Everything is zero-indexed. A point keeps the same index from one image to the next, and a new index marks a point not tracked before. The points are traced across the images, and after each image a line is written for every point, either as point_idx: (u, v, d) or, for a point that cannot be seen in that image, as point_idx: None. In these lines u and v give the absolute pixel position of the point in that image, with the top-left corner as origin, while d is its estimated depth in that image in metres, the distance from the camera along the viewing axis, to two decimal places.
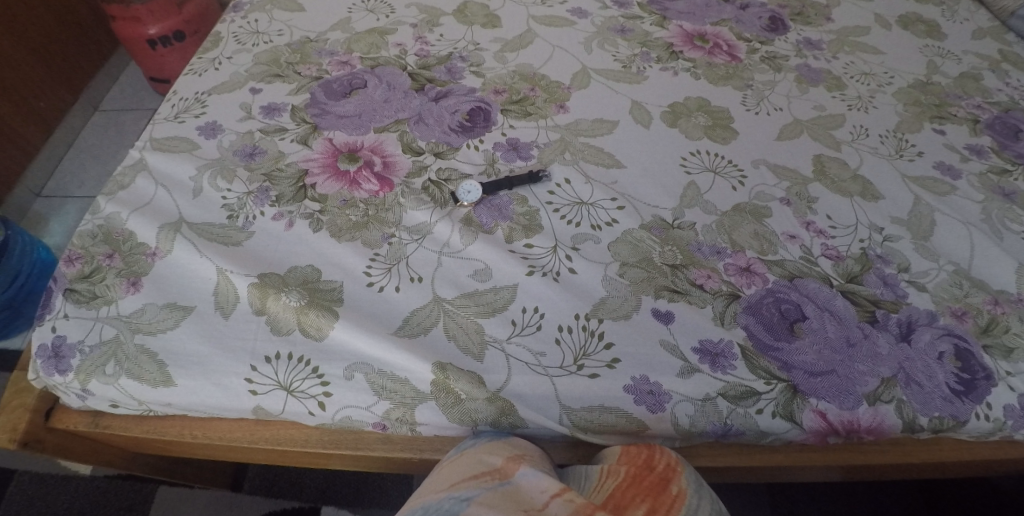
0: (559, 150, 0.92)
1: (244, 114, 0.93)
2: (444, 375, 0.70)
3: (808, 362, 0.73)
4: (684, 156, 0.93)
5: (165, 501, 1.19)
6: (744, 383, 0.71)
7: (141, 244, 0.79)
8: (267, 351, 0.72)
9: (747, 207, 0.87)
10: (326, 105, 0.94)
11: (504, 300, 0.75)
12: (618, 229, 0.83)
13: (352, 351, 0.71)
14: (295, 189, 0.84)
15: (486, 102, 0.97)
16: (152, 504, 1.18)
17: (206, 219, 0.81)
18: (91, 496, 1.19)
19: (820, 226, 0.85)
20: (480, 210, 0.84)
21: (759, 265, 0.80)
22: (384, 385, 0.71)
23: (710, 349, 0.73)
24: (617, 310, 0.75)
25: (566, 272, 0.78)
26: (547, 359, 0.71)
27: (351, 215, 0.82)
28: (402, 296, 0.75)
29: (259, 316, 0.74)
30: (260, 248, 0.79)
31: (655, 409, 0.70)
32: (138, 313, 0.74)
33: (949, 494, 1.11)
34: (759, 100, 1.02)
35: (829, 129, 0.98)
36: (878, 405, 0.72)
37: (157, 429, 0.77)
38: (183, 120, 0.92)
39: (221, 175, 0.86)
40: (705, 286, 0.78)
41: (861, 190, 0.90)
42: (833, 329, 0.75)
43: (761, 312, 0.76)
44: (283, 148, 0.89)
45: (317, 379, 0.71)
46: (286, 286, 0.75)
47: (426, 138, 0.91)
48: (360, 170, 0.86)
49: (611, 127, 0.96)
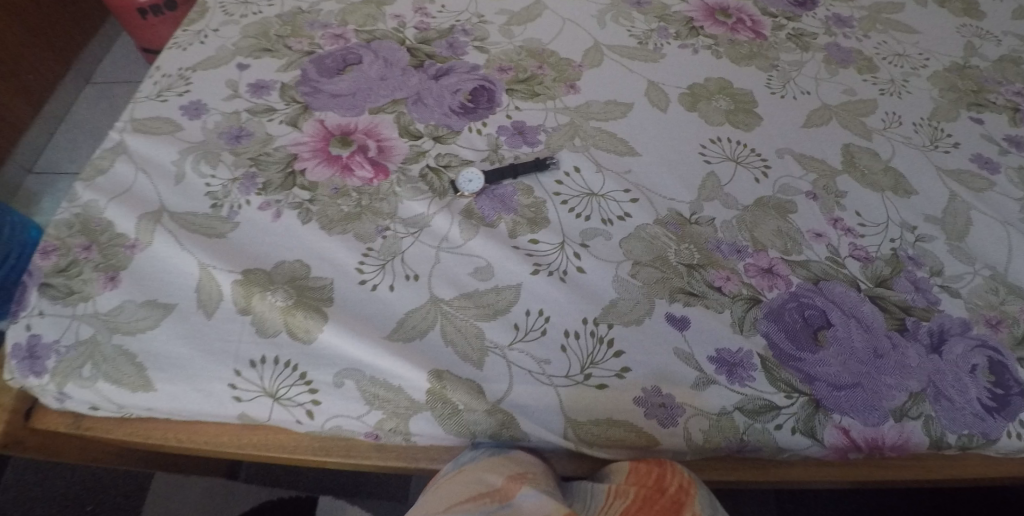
0: (568, 135, 0.86)
1: (230, 93, 0.87)
2: (441, 384, 0.65)
3: (832, 374, 0.68)
4: (703, 144, 0.86)
5: (163, 487, 1.16)
6: (763, 397, 0.66)
7: (120, 235, 0.74)
8: (252, 355, 0.67)
9: (770, 200, 0.81)
10: (318, 83, 0.87)
11: (506, 301, 0.70)
12: (631, 223, 0.77)
13: (342, 356, 0.66)
14: (284, 175, 0.78)
15: (490, 81, 0.90)
16: (149, 490, 1.16)
17: (189, 209, 0.76)
18: (88, 480, 1.16)
19: (848, 224, 0.79)
20: (481, 202, 0.78)
21: (782, 266, 0.75)
22: (376, 393, 0.66)
23: (728, 359, 0.68)
24: (627, 314, 0.70)
25: (573, 271, 0.73)
26: (552, 367, 0.66)
27: (343, 205, 0.77)
28: (397, 295, 0.70)
29: (244, 316, 0.69)
30: (246, 241, 0.73)
31: (667, 423, 0.65)
32: (116, 310, 0.69)
33: (962, 500, 1.07)
34: (785, 83, 0.94)
35: (860, 116, 0.91)
36: (905, 421, 0.67)
37: (141, 433, 0.73)
38: (165, 99, 0.86)
39: (205, 159, 0.80)
40: (724, 288, 0.73)
41: (892, 184, 0.83)
42: (860, 339, 0.70)
43: (782, 319, 0.71)
44: (272, 130, 0.83)
45: (305, 386, 0.66)
46: (272, 284, 0.70)
47: (425, 121, 0.85)
48: (353, 155, 0.80)
49: (625, 110, 0.89)
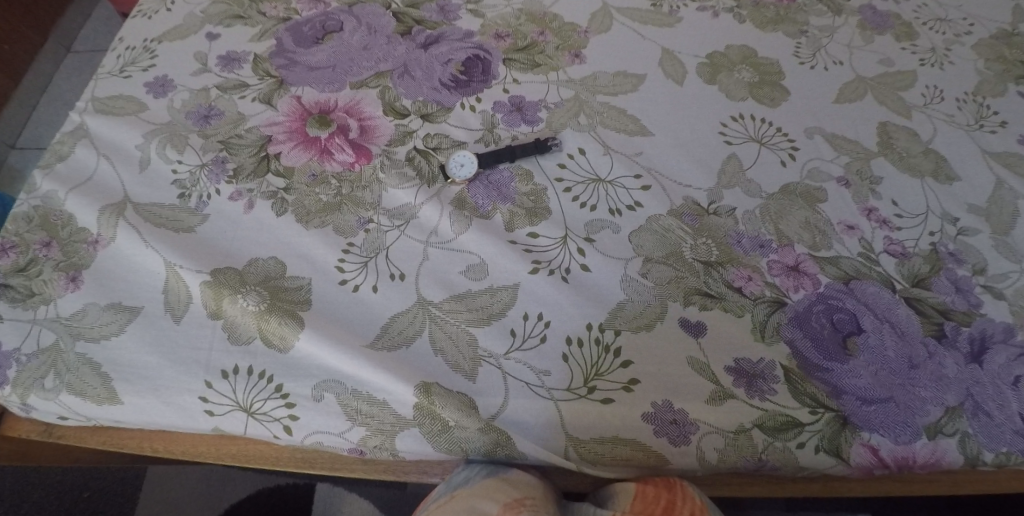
0: (572, 112, 0.77)
1: (198, 67, 0.78)
2: (429, 399, 0.59)
3: (862, 387, 0.62)
4: (724, 122, 0.78)
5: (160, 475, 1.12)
6: (785, 412, 0.60)
7: (81, 230, 0.68)
8: (224, 365, 0.61)
9: (797, 187, 0.73)
10: (295, 54, 0.79)
11: (501, 304, 0.64)
12: (642, 214, 0.70)
13: (322, 366, 0.60)
14: (256, 161, 0.71)
15: (486, 49, 0.81)
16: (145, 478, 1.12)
17: (155, 199, 0.69)
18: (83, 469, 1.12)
19: (883, 215, 0.72)
20: (475, 189, 0.71)
21: (809, 263, 0.68)
22: (358, 409, 0.59)
23: (747, 370, 0.62)
24: (637, 318, 0.63)
25: (577, 269, 0.66)
26: (552, 380, 0.60)
27: (321, 194, 0.69)
28: (381, 297, 0.64)
29: (214, 320, 0.63)
30: (217, 236, 0.67)
31: (679, 441, 0.59)
32: (78, 315, 0.64)
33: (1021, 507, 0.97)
34: (815, 51, 0.85)
35: (897, 90, 0.82)
36: (939, 438, 0.62)
37: (115, 441, 0.67)
38: (129, 75, 0.78)
39: (171, 143, 0.72)
40: (744, 289, 0.66)
41: (932, 168, 0.75)
42: (892, 347, 0.64)
43: (809, 324, 0.64)
44: (244, 108, 0.75)
45: (281, 400, 0.60)
46: (243, 286, 0.64)
47: (412, 97, 0.77)
48: (333, 136, 0.73)
49: (636, 83, 0.81)
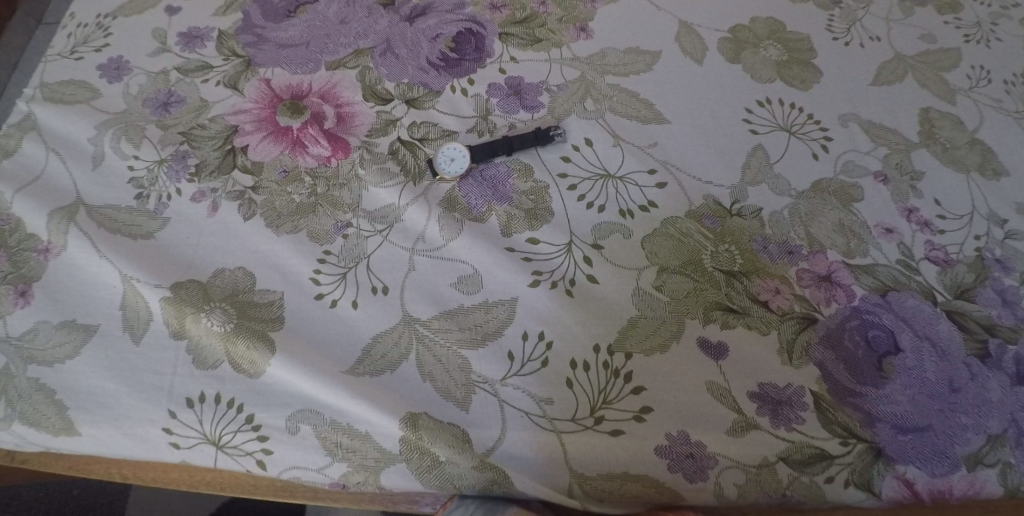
0: (578, 96, 0.69)
1: (157, 46, 0.70)
2: (417, 434, 0.53)
3: (898, 415, 0.56)
4: (749, 107, 0.69)
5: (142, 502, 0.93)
6: (813, 444, 0.55)
7: (29, 236, 0.61)
8: (189, 392, 0.55)
9: (829, 184, 0.65)
10: (264, 30, 0.70)
11: (498, 322, 0.57)
12: (656, 215, 0.62)
13: (298, 395, 0.54)
14: (220, 155, 0.63)
15: (480, 23, 0.72)
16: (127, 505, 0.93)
17: (110, 201, 0.62)
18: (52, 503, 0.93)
19: (925, 216, 0.64)
20: (467, 187, 0.63)
21: (843, 273, 0.61)
22: (338, 443, 0.53)
23: (773, 396, 0.56)
24: (650, 337, 0.57)
25: (583, 280, 0.59)
26: (555, 409, 0.54)
27: (293, 194, 0.62)
28: (362, 314, 0.57)
29: (178, 341, 0.56)
30: (179, 243, 0.60)
31: (695, 477, 0.53)
32: (29, 334, 0.57)
33: None
34: (850, 25, 0.76)
35: (940, 70, 0.73)
36: (978, 470, 0.56)
37: (81, 467, 0.62)
38: (81, 56, 0.70)
39: (127, 135, 0.65)
40: (770, 303, 0.59)
41: (979, 162, 0.68)
42: (932, 368, 0.58)
43: (841, 343, 0.58)
44: (207, 94, 0.67)
45: (252, 433, 0.54)
46: (207, 302, 0.57)
47: (396, 79, 0.68)
48: (306, 127, 0.65)
49: (650, 61, 0.72)
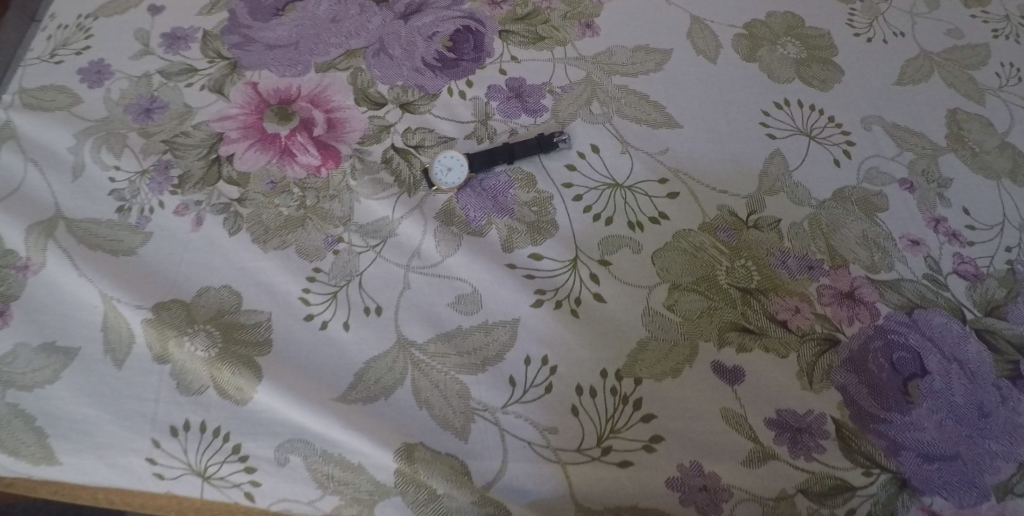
0: (583, 99, 0.65)
1: (139, 48, 0.66)
2: (412, 466, 0.50)
3: (924, 442, 0.52)
4: (766, 109, 0.65)
5: None
6: (834, 474, 0.51)
7: (6, 252, 0.57)
8: (173, 420, 0.52)
9: (851, 193, 0.61)
10: (251, 30, 0.67)
11: (499, 344, 0.53)
12: (667, 228, 0.59)
13: (287, 424, 0.51)
14: (205, 165, 0.60)
15: (479, 20, 0.68)
16: None
17: (91, 215, 0.59)
18: None
19: (953, 226, 0.60)
20: (465, 198, 0.59)
21: (867, 289, 0.57)
22: (330, 474, 0.50)
23: (791, 423, 0.52)
24: (660, 361, 0.53)
25: (588, 298, 0.55)
26: (558, 438, 0.51)
27: (282, 206, 0.58)
28: (355, 336, 0.54)
29: (161, 365, 0.53)
30: (161, 261, 0.57)
31: (708, 511, 0.50)
32: (7, 357, 0.54)
33: None
34: (872, 20, 0.72)
35: (967, 68, 0.69)
36: (1009, 501, 0.51)
37: (66, 492, 0.56)
38: (61, 59, 0.66)
39: (108, 144, 0.61)
40: (789, 323, 0.55)
41: (1010, 168, 0.63)
42: (961, 392, 0.54)
43: (864, 366, 0.54)
44: (191, 99, 0.63)
45: (239, 464, 0.51)
46: (191, 324, 0.54)
47: (390, 81, 0.65)
48: (295, 134, 0.61)
49: (659, 60, 0.68)
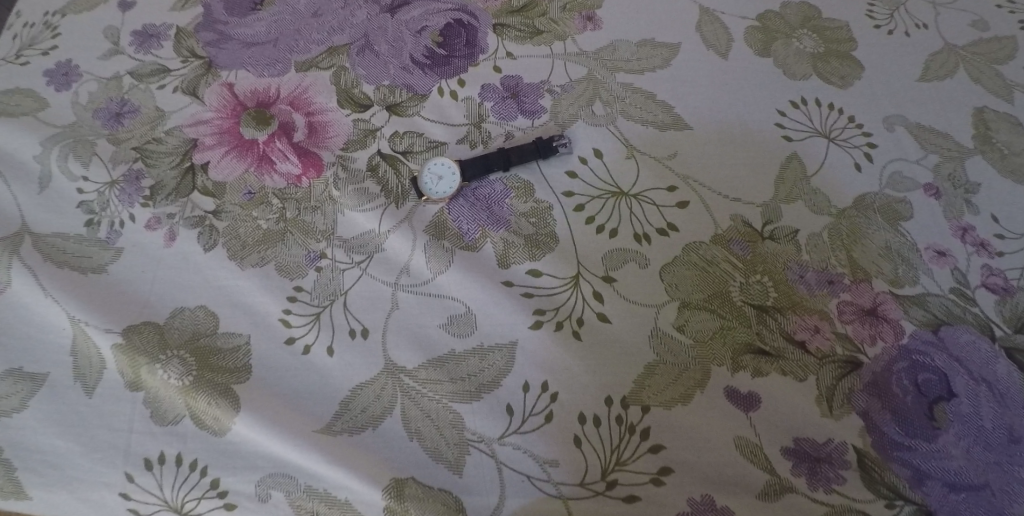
0: (585, 98, 0.60)
1: (109, 47, 0.62)
2: (402, 504, 0.47)
3: (951, 471, 0.49)
4: (782, 108, 0.61)
5: None
6: (855, 508, 0.48)
7: None
8: (147, 452, 0.49)
9: (873, 200, 0.57)
10: (228, 26, 0.62)
11: (495, 369, 0.50)
12: (675, 240, 0.55)
13: (269, 458, 0.48)
14: (178, 175, 0.56)
15: (471, 13, 0.64)
16: None
17: (59, 230, 0.55)
18: None
19: (982, 236, 0.56)
20: (457, 209, 0.55)
21: (891, 306, 0.53)
22: (315, 512, 0.47)
23: (810, 452, 0.49)
24: (668, 387, 0.50)
25: (591, 318, 0.52)
26: (559, 471, 0.47)
27: (260, 219, 0.54)
28: (339, 362, 0.50)
29: (135, 393, 0.50)
30: (133, 280, 0.53)
31: None
32: None
33: None
34: (893, 10, 0.67)
35: (994, 62, 0.64)
36: None
37: None
38: (25, 59, 0.62)
39: (76, 152, 0.57)
40: (807, 344, 0.51)
41: None
42: (991, 416, 0.50)
43: (887, 390, 0.51)
44: (164, 102, 0.59)
45: (218, 500, 0.47)
46: (165, 350, 0.51)
47: (375, 81, 0.60)
48: (274, 139, 0.57)
49: (666, 56, 0.63)
